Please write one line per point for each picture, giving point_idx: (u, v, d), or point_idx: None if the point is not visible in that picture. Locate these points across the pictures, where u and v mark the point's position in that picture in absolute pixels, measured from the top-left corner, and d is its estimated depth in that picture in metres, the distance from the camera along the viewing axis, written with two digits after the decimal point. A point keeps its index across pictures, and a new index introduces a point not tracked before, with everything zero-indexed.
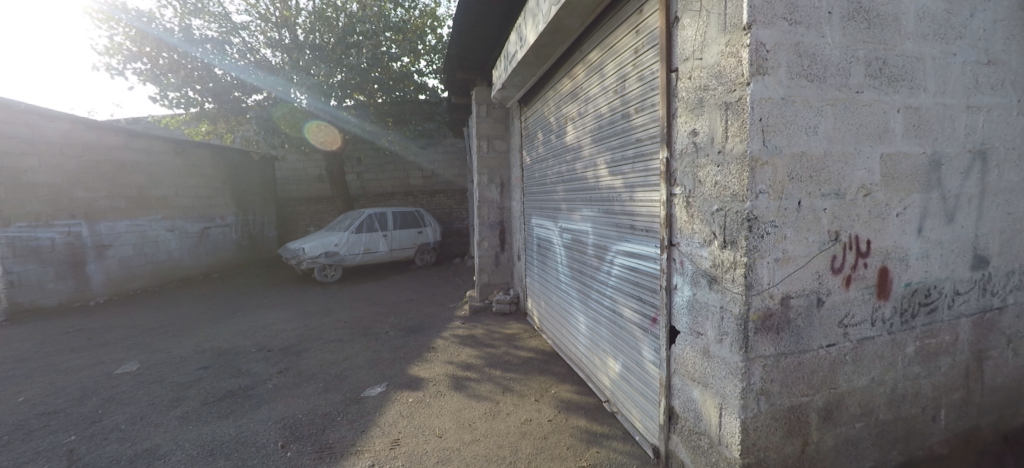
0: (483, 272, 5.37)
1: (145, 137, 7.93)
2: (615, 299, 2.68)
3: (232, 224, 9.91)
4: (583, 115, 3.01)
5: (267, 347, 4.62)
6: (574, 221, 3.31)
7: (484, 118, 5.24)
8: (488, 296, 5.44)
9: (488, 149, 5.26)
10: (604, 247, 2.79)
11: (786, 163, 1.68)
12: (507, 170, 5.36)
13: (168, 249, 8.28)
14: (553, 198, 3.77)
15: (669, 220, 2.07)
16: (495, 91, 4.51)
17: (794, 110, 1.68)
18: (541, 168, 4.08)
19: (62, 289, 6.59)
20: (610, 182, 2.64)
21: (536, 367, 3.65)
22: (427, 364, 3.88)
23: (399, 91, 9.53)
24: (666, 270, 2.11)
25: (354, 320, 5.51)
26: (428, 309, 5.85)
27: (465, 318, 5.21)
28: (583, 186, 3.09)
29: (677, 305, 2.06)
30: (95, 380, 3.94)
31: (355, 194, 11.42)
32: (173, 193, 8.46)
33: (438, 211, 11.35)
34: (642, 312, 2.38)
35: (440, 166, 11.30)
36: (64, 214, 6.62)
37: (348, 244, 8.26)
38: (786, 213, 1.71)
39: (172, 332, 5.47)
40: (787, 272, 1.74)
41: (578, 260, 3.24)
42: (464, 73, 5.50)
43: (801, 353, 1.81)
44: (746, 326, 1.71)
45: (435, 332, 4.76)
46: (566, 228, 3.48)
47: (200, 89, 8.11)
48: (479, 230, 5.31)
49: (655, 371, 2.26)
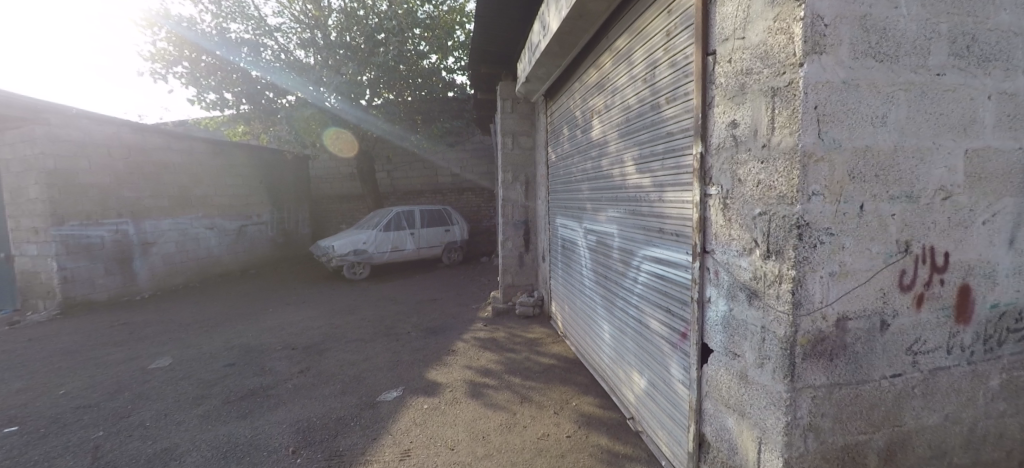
0: (506, 273, 5.21)
1: (186, 138, 8.22)
2: (641, 308, 2.44)
3: (268, 221, 10.21)
4: (610, 107, 2.77)
5: (291, 345, 4.65)
6: (599, 222, 3.08)
7: (509, 114, 5.06)
8: (511, 298, 5.27)
9: (513, 146, 5.09)
10: (630, 252, 2.55)
11: (846, 159, 1.42)
12: (532, 168, 5.17)
13: (208, 245, 8.58)
14: (578, 198, 3.56)
15: (702, 224, 1.83)
16: (519, 85, 4.33)
17: (858, 96, 1.41)
18: (566, 165, 3.87)
19: (110, 285, 6.90)
20: (638, 181, 2.40)
21: (557, 376, 3.45)
22: (445, 368, 3.76)
23: (428, 89, 9.51)
24: (697, 280, 1.87)
25: (377, 319, 5.49)
26: (451, 310, 5.77)
27: (488, 321, 5.08)
28: (609, 184, 2.86)
29: (711, 320, 1.82)
30: (129, 374, 4.07)
31: (386, 192, 11.53)
32: (213, 192, 8.78)
33: (467, 208, 11.30)
34: (669, 325, 2.13)
35: (469, 163, 11.23)
36: (113, 214, 6.95)
37: (376, 242, 8.30)
38: (844, 218, 1.44)
39: (205, 327, 5.62)
40: (843, 288, 1.47)
41: (603, 264, 3.01)
42: (489, 69, 5.34)
43: (859, 384, 1.53)
44: (793, 352, 1.45)
45: (456, 335, 4.64)
46: (591, 229, 3.26)
47: (235, 91, 8.35)
48: (503, 229, 5.15)
49: (684, 392, 2.02)
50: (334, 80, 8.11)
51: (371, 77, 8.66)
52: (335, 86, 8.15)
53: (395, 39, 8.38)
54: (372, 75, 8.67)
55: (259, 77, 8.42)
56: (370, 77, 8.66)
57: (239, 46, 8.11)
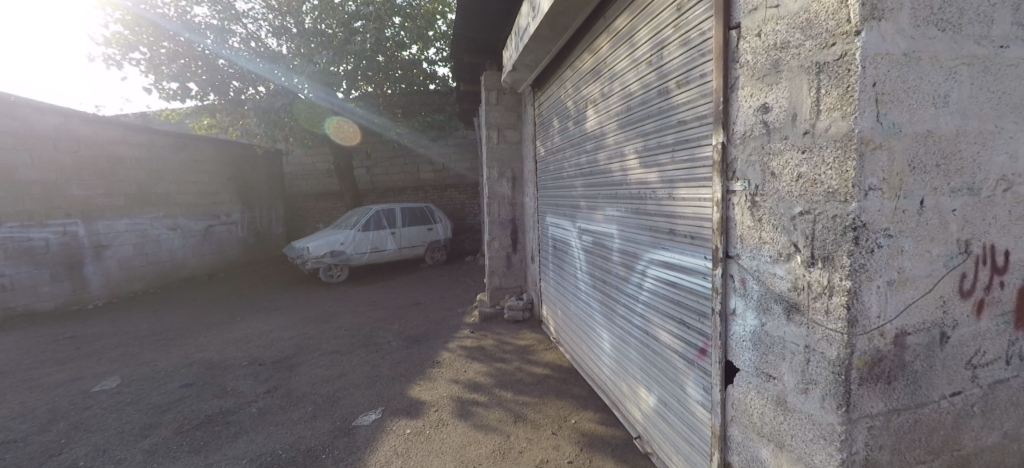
0: (493, 275, 4.92)
1: (142, 131, 7.66)
2: (648, 318, 2.20)
3: (237, 222, 9.66)
4: (608, 96, 2.53)
5: (259, 360, 4.28)
6: (595, 223, 2.83)
7: (494, 105, 4.77)
8: (498, 301, 4.99)
9: (498, 139, 4.81)
10: (633, 256, 2.31)
11: (906, 145, 1.19)
12: (519, 163, 4.90)
13: (171, 251, 8.04)
14: (570, 196, 3.32)
15: (724, 225, 1.59)
16: (506, 74, 4.06)
17: (919, 71, 1.18)
18: (557, 159, 3.61)
19: (58, 292, 6.36)
20: (642, 176, 2.16)
21: (552, 388, 3.20)
22: (430, 383, 3.46)
23: (409, 80, 9.12)
24: (719, 289, 1.63)
25: (355, 327, 5.14)
26: (435, 314, 5.46)
27: (475, 326, 4.80)
28: (606, 180, 2.62)
29: (737, 336, 1.58)
30: (70, 400, 3.65)
31: (364, 190, 11.10)
32: (176, 192, 8.18)
33: (449, 206, 10.97)
34: (684, 339, 1.89)
35: (452, 159, 10.91)
36: (59, 214, 6.38)
37: (354, 244, 7.89)
38: (904, 216, 1.21)
39: (166, 340, 5.18)
40: (903, 299, 1.24)
41: (600, 268, 2.78)
42: (472, 57, 5.03)
43: (917, 408, 1.32)
44: (848, 377, 1.22)
45: (440, 343, 4.35)
46: (585, 229, 3.02)
47: (198, 81, 7.72)
48: (488, 229, 4.86)
49: (705, 415, 1.78)
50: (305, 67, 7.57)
51: (349, 68, 8.17)
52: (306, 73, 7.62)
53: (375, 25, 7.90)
54: (350, 65, 8.18)
55: (227, 67, 7.83)
56: (348, 68, 8.17)
57: (203, 30, 7.50)
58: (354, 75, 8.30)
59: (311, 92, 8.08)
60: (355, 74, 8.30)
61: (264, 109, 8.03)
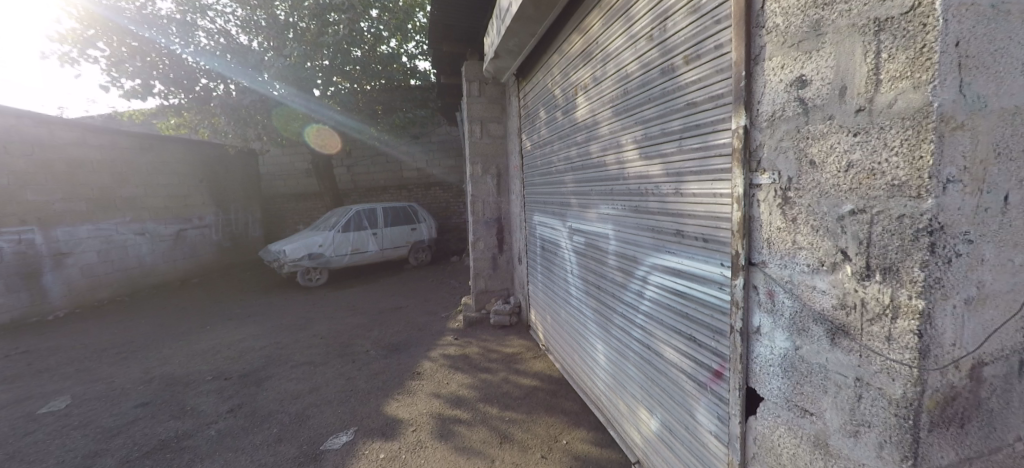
0: (479, 278, 4.62)
1: (104, 132, 7.20)
2: (649, 331, 1.93)
3: (211, 225, 9.22)
4: (600, 81, 2.25)
5: (225, 374, 3.94)
6: (588, 221, 2.56)
7: (476, 97, 4.47)
8: (484, 305, 4.70)
9: (482, 134, 4.51)
10: (631, 259, 2.04)
11: (993, 126, 0.93)
12: (504, 159, 4.62)
13: (139, 254, 7.59)
14: (559, 191, 3.04)
15: (746, 226, 1.33)
16: (488, 63, 3.75)
17: (1009, 29, 0.92)
18: (544, 154, 3.33)
19: (13, 304, 5.91)
20: (642, 169, 1.89)
21: (542, 402, 2.93)
22: (409, 398, 3.16)
23: (387, 74, 8.74)
24: (738, 302, 1.37)
25: (331, 335, 4.82)
26: (418, 320, 5.16)
27: (459, 332, 4.51)
28: (600, 174, 2.34)
29: (762, 359, 1.32)
30: (9, 425, 3.29)
31: (346, 190, 10.72)
32: (143, 195, 7.75)
33: (435, 205, 10.65)
34: (694, 358, 1.62)
35: (436, 157, 10.60)
36: (14, 220, 5.91)
37: (333, 245, 7.54)
38: (987, 216, 0.95)
39: (125, 353, 4.80)
40: (982, 321, 0.98)
41: (594, 271, 2.51)
42: (452, 47, 4.71)
43: (991, 454, 1.06)
44: (916, 421, 0.96)
45: (422, 352, 4.05)
46: (576, 229, 2.75)
47: (162, 78, 7.25)
48: (473, 229, 4.56)
49: (721, 449, 1.52)
50: (289, 68, 7.23)
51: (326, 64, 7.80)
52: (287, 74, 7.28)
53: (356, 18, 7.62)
54: (325, 59, 7.78)
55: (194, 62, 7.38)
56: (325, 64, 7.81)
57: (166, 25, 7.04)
58: (331, 71, 7.91)
59: (284, 90, 7.68)
60: (331, 70, 7.91)
61: (233, 106, 7.60)
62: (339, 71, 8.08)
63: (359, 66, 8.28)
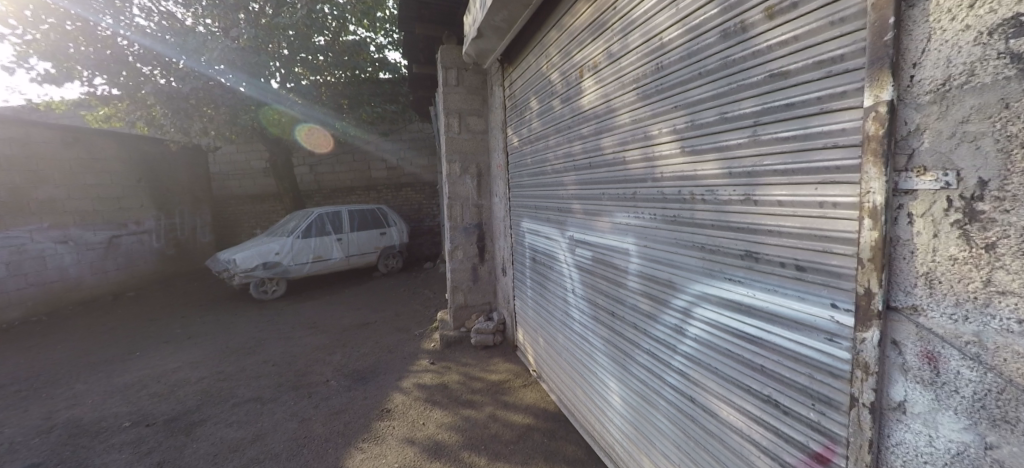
0: (457, 291, 4.10)
1: (17, 122, 6.22)
2: (692, 379, 1.48)
3: (150, 230, 8.35)
4: (621, 56, 1.80)
5: (146, 419, 3.28)
6: (596, 231, 2.11)
7: (454, 86, 3.97)
8: (464, 323, 4.18)
9: (460, 128, 4.02)
10: (663, 283, 1.59)
11: None
12: (485, 157, 4.13)
13: (60, 267, 6.68)
14: (556, 195, 2.60)
15: (884, 255, 0.88)
16: (469, 45, 3.26)
17: None
18: (537, 151, 2.87)
19: None
20: (683, 168, 1.43)
21: (539, 448, 2.44)
22: (376, 447, 2.62)
23: (352, 64, 8.12)
24: (870, 363, 0.92)
25: (286, 362, 4.19)
26: (388, 340, 4.59)
27: (436, 355, 3.97)
28: (615, 175, 1.89)
29: (906, 451, 0.88)
30: None
31: (308, 191, 9.92)
32: (65, 196, 6.80)
33: (406, 207, 10.00)
34: (777, 430, 1.17)
35: (406, 156, 9.97)
36: None
37: (292, 252, 6.83)
38: None
39: (29, 391, 4.02)
40: None
41: (605, 293, 2.05)
42: (426, 29, 4.18)
43: None
44: None
45: (392, 382, 3.50)
46: (579, 239, 2.30)
47: (82, 61, 6.20)
48: (450, 236, 4.05)
49: None
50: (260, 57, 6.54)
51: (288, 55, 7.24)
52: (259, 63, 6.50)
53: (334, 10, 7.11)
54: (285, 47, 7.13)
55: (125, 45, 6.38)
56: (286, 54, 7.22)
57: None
58: (290, 59, 7.25)
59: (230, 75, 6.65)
60: (291, 59, 7.27)
61: (167, 93, 6.47)
62: (299, 60, 7.42)
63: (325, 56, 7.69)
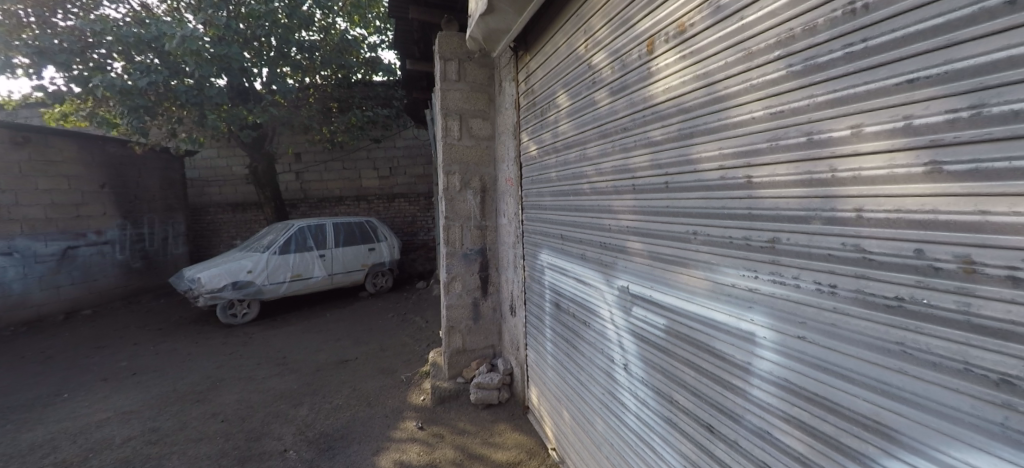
0: (454, 333, 3.35)
1: None
2: None
3: (113, 241, 7.48)
4: (744, 3, 1.08)
5: None
6: (673, 288, 1.37)
7: (454, 82, 3.26)
8: (460, 372, 3.41)
9: (461, 132, 3.28)
10: (853, 418, 0.85)
11: None
12: (491, 168, 3.40)
13: (1, 281, 5.87)
14: (600, 226, 1.87)
15: None
16: (475, 23, 2.50)
17: None
18: (569, 164, 2.15)
19: None
20: (937, 203, 0.71)
21: None
22: None
23: (339, 62, 7.64)
24: None
25: (239, 418, 3.40)
26: (368, 386, 3.81)
27: (425, 415, 3.19)
28: (724, 205, 1.14)
29: None
30: None
31: (293, 200, 9.11)
32: (12, 202, 6.03)
33: (399, 219, 9.22)
34: None
35: (401, 165, 9.24)
36: None
37: (267, 271, 6.05)
38: None
39: None
40: None
41: (691, 389, 1.31)
42: (423, 14, 3.45)
43: None
44: None
45: (366, 458, 2.71)
46: (640, 294, 1.56)
47: (22, 51, 5.28)
48: (447, 265, 3.30)
49: None
50: (236, 50, 5.83)
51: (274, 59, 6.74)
52: (231, 56, 5.82)
53: (319, 5, 6.75)
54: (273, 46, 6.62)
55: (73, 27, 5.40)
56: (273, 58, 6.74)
57: None
58: (276, 55, 6.67)
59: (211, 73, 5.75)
60: (275, 57, 6.66)
61: (122, 88, 5.53)
62: (285, 58, 6.85)
63: (316, 57, 7.32)
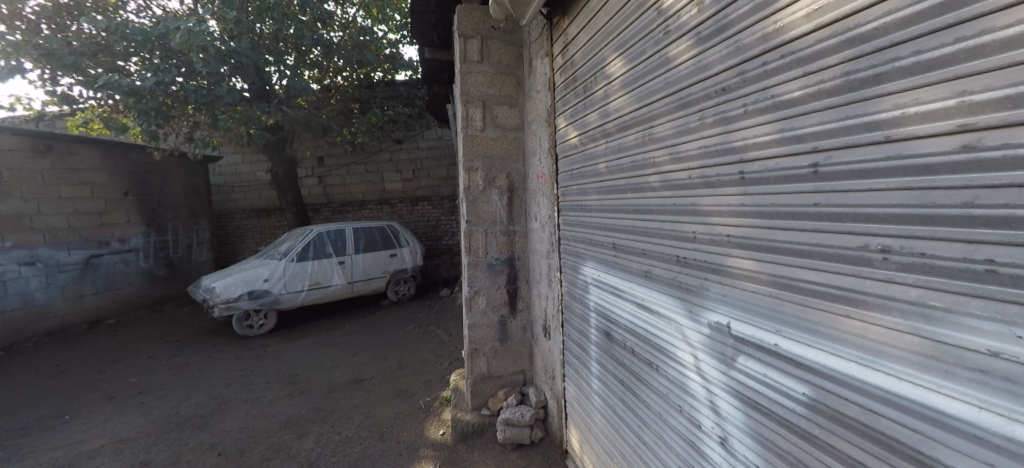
0: (477, 356, 2.86)
1: None
2: None
3: (136, 249, 7.36)
4: None
5: None
6: (825, 337, 0.88)
7: (476, 64, 2.77)
8: (486, 402, 2.92)
9: (484, 122, 2.80)
10: None
11: None
12: (520, 164, 2.90)
13: (23, 292, 5.76)
14: (674, 235, 1.36)
15: None
16: None
17: None
18: (627, 148, 1.62)
19: None
20: None
21: None
22: None
23: (358, 57, 7.21)
24: None
25: (238, 449, 2.99)
26: (382, 414, 3.35)
27: (444, 455, 2.69)
28: (978, 197, 0.65)
29: None
30: None
31: (316, 205, 8.86)
32: (33, 211, 5.89)
33: (422, 223, 8.84)
34: None
35: (424, 166, 8.84)
36: None
37: (284, 279, 5.73)
38: None
39: None
40: None
41: None
42: None
43: None
44: None
45: None
46: (750, 339, 1.07)
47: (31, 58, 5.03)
48: (469, 278, 2.81)
49: None
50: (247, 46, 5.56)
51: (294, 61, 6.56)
52: (241, 52, 5.50)
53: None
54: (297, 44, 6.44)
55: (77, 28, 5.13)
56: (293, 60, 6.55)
57: None
58: (298, 64, 6.50)
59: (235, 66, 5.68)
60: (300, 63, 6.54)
61: (129, 88, 5.23)
62: (309, 60, 6.71)
63: (341, 60, 7.03)
